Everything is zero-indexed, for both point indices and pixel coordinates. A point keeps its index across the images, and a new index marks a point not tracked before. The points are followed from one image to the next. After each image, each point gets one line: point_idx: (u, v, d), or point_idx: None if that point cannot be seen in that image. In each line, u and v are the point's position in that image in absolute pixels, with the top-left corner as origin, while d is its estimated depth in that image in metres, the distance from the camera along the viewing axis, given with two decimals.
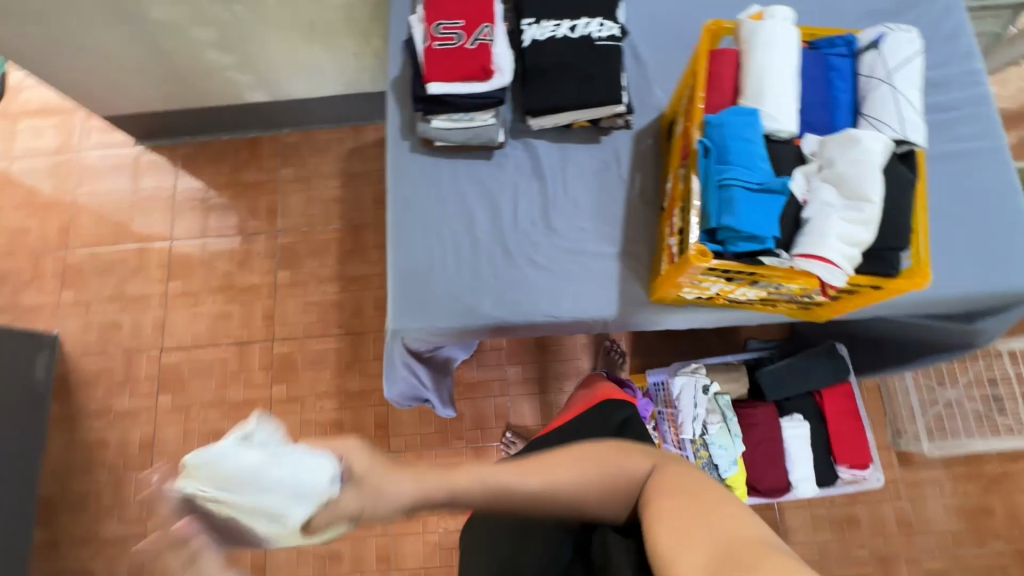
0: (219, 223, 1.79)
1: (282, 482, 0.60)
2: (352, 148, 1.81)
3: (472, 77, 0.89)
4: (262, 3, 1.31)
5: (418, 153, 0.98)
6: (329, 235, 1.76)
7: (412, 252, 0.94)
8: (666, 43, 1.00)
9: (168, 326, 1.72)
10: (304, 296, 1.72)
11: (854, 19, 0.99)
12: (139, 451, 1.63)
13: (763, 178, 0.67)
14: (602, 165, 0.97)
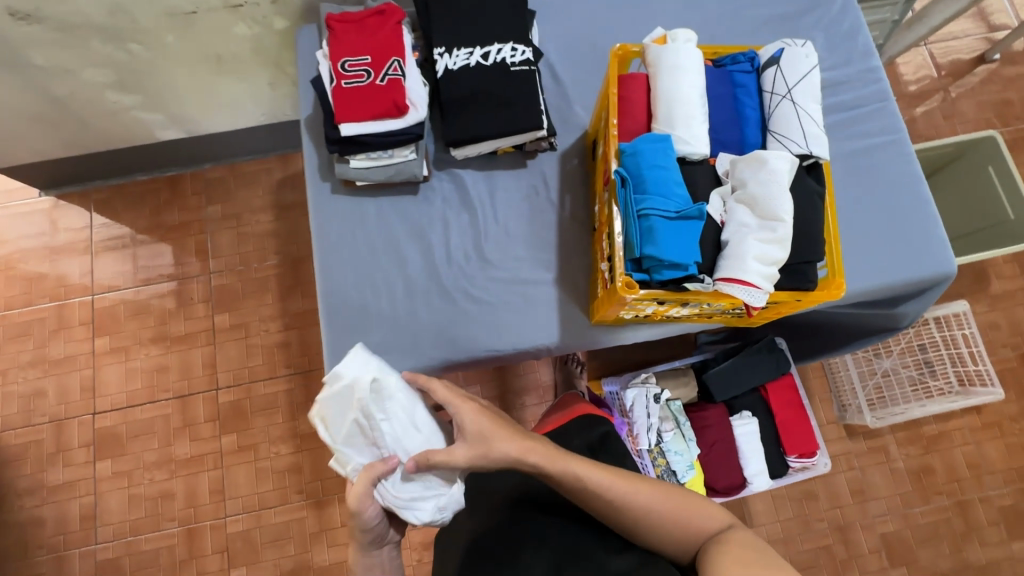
0: (145, 270, 1.68)
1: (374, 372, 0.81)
2: (282, 178, 1.74)
3: (386, 114, 0.86)
4: (160, 39, 1.23)
5: (341, 194, 0.94)
6: (266, 271, 1.68)
7: (344, 298, 0.90)
8: (582, 61, 1.00)
9: (99, 386, 1.60)
10: (246, 339, 1.64)
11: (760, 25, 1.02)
12: (81, 525, 1.52)
13: (680, 204, 0.67)
14: (530, 189, 0.96)
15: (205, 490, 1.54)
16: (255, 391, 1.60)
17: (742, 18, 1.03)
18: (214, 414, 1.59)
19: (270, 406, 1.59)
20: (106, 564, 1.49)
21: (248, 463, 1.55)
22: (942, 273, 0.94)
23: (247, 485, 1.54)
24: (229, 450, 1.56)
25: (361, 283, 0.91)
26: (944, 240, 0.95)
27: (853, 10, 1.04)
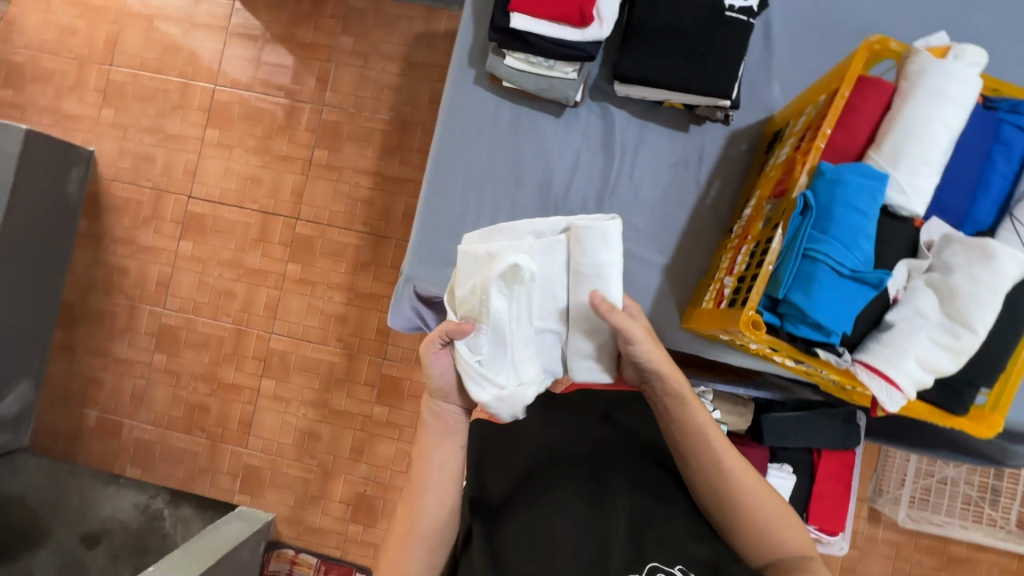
0: (266, 79, 1.68)
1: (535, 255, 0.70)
2: (420, 34, 1.64)
3: (565, 19, 0.74)
4: None
5: (482, 88, 0.86)
6: (375, 124, 1.65)
7: (447, 199, 0.86)
8: (805, 37, 0.84)
9: (199, 174, 1.69)
10: (336, 182, 1.65)
11: None
12: (156, 287, 1.69)
13: (858, 263, 0.56)
14: (680, 158, 0.85)
15: (261, 303, 1.66)
16: (329, 234, 1.65)
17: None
18: (288, 239, 1.66)
19: (337, 254, 1.64)
20: (168, 328, 1.68)
21: (303, 296, 1.65)
22: None
23: (296, 313, 1.65)
24: (290, 277, 1.65)
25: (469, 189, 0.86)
26: None
27: None
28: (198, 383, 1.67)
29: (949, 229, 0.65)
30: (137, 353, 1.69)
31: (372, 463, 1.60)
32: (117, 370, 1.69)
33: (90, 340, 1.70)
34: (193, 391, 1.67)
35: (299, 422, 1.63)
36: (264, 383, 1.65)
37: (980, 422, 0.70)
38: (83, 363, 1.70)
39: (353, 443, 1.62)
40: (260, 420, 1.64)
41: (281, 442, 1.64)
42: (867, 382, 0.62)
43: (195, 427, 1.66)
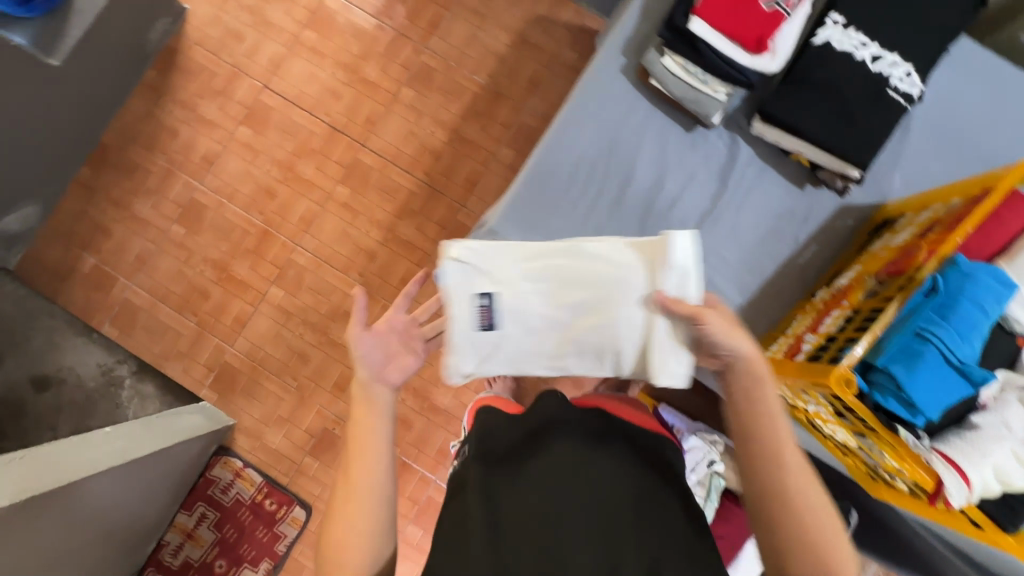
0: (380, 3, 1.67)
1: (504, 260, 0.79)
2: (542, 16, 1.65)
3: (741, 43, 0.75)
4: None
5: (626, 78, 0.86)
6: (469, 84, 1.65)
7: (556, 170, 0.86)
8: (939, 142, 0.86)
9: (282, 69, 1.66)
10: (412, 125, 1.64)
11: None
12: (199, 161, 1.64)
13: (965, 357, 0.59)
14: (787, 212, 0.86)
15: (298, 212, 1.63)
16: (387, 171, 1.63)
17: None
18: (346, 161, 1.64)
19: (389, 192, 1.62)
20: (197, 204, 1.63)
21: (341, 221, 1.62)
22: None
23: (329, 235, 1.62)
24: (335, 198, 1.63)
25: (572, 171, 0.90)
26: None
27: None
28: (206, 267, 1.62)
29: None
30: (157, 217, 1.63)
31: (350, 404, 1.57)
32: (129, 227, 1.63)
33: (115, 188, 1.64)
34: (198, 273, 1.62)
35: (292, 340, 1.59)
36: (272, 291, 1.61)
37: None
38: (98, 208, 1.64)
39: (338, 380, 1.58)
40: (255, 325, 1.60)
41: (268, 354, 1.59)
42: (940, 471, 0.62)
43: (187, 310, 1.61)
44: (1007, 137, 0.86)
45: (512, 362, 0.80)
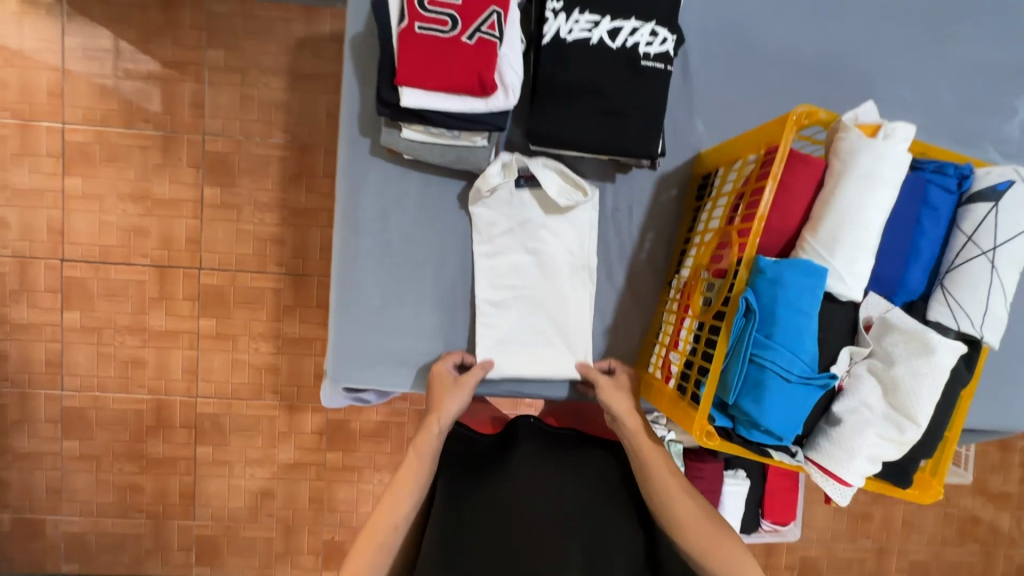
0: (125, 110, 1.43)
1: (519, 326, 0.88)
2: (303, 39, 1.43)
3: (462, 86, 0.69)
4: None
5: (380, 158, 0.82)
6: (269, 150, 1.46)
7: (375, 290, 0.85)
8: (736, 75, 0.88)
9: (68, 232, 1.45)
10: (236, 222, 1.47)
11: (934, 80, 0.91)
12: (46, 369, 1.47)
13: (805, 370, 0.62)
14: (613, 215, 0.87)
15: (178, 367, 1.49)
16: (240, 282, 1.48)
17: (939, 68, 0.92)
18: (193, 293, 1.48)
19: (254, 302, 1.49)
20: (72, 411, 1.49)
21: (224, 352, 1.50)
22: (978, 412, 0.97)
23: (221, 373, 1.50)
24: (205, 334, 1.49)
25: (389, 246, 0.84)
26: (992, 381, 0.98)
27: None
28: (123, 463, 1.51)
29: (890, 313, 0.69)
30: (42, 444, 1.49)
31: (334, 510, 1.55)
32: (22, 467, 1.49)
33: None
34: (118, 472, 1.51)
35: (248, 483, 1.53)
36: (201, 451, 1.52)
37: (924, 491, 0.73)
38: None
39: (310, 494, 1.55)
40: (203, 490, 1.53)
41: (232, 507, 1.54)
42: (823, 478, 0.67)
43: (131, 510, 1.52)
44: (798, 32, 0.89)
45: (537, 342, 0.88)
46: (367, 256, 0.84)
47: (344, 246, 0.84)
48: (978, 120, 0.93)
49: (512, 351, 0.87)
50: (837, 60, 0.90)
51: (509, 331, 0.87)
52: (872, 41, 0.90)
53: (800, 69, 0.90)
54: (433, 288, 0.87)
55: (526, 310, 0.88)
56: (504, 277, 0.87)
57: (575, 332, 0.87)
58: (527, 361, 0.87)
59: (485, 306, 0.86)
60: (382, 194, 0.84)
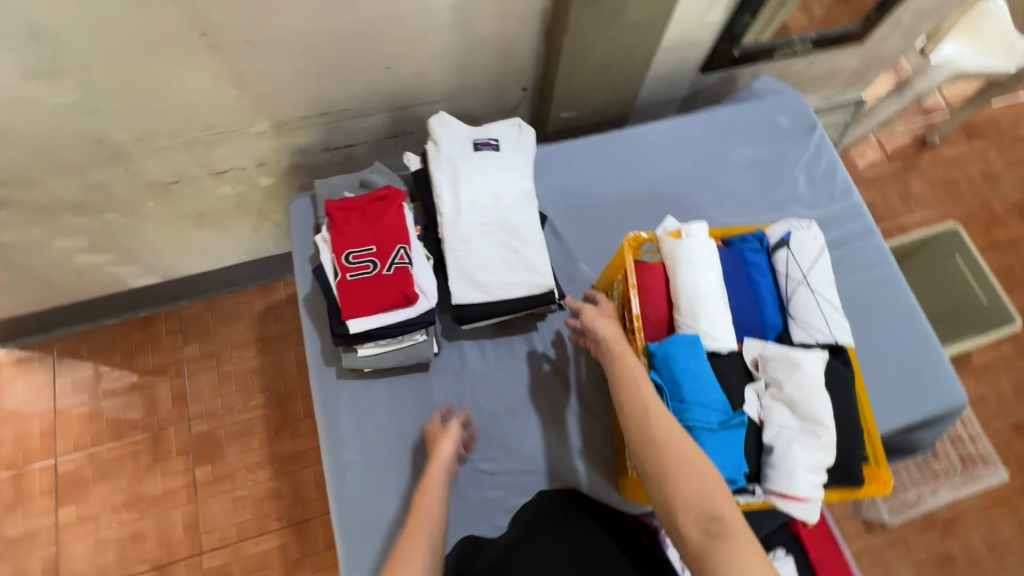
0: (114, 424, 1.56)
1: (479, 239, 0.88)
2: (264, 310, 1.68)
3: (392, 305, 0.82)
4: (139, 207, 1.16)
5: (346, 379, 0.90)
6: (251, 412, 1.58)
7: (362, 498, 0.85)
8: (584, 216, 1.04)
9: (63, 566, 1.43)
10: (231, 491, 1.51)
11: (741, 168, 1.09)
12: None
13: (722, 414, 0.65)
14: (542, 355, 0.94)
15: None
16: (243, 552, 1.46)
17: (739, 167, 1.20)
18: None
19: (261, 568, 1.45)
20: None
21: None
22: (954, 405, 0.95)
23: None
24: None
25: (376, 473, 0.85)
26: (950, 370, 0.97)
27: (828, 149, 1.11)
28: None
29: (763, 342, 0.72)
30: None
31: None
32: None
33: None
34: None
35: None
36: None
37: (876, 481, 0.68)
38: None
39: None
40: None
41: None
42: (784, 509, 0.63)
43: None
44: (614, 181, 1.07)
45: (500, 270, 0.88)
46: (357, 488, 0.85)
47: (331, 467, 0.86)
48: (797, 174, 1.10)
49: (492, 255, 0.88)
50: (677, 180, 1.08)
51: (487, 195, 0.89)
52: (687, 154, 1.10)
53: (631, 206, 1.06)
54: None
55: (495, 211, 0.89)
56: (483, 203, 0.89)
57: (566, 477, 0.87)
58: (494, 261, 0.88)
59: (472, 183, 0.89)
60: (347, 411, 0.88)
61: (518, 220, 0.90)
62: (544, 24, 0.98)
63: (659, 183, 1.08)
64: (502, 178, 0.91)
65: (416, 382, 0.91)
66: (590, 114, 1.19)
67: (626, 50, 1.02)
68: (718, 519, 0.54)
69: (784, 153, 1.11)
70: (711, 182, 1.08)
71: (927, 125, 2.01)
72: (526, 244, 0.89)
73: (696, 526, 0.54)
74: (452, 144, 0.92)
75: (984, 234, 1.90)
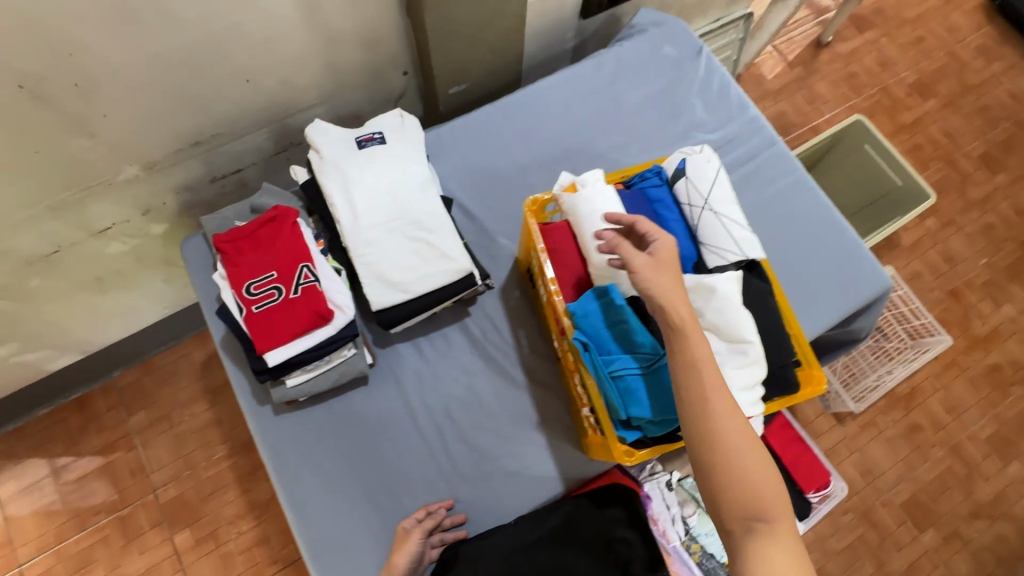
0: (75, 515, 1.47)
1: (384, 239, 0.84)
2: (206, 359, 1.60)
3: (309, 327, 0.79)
4: (26, 287, 1.06)
5: (285, 413, 0.86)
6: (219, 465, 1.52)
7: (331, 526, 0.82)
8: (493, 189, 1.01)
9: None
10: (218, 549, 1.46)
11: (638, 106, 1.08)
12: None
13: (648, 356, 0.68)
14: (481, 339, 0.92)
15: None
16: None
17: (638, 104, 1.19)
18: None
19: None
20: None
21: None
22: (881, 288, 0.99)
23: None
24: None
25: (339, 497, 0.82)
26: (871, 256, 1.00)
27: (717, 70, 1.12)
28: None
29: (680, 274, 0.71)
30: None
31: None
32: None
33: None
34: None
35: None
36: None
37: (810, 383, 0.70)
38: None
39: None
40: None
41: None
42: None
43: None
44: (517, 148, 1.04)
45: (414, 265, 0.84)
46: (323, 519, 0.82)
47: (291, 506, 0.82)
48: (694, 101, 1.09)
49: (402, 253, 0.84)
50: (580, 131, 1.06)
51: (380, 193, 0.85)
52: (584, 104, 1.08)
53: (539, 168, 1.03)
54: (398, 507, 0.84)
55: (394, 206, 0.85)
56: (379, 202, 0.85)
57: (531, 452, 0.87)
58: (405, 258, 0.84)
59: (362, 183, 0.85)
60: (294, 444, 0.85)
61: (419, 210, 0.86)
62: (403, 1, 0.93)
63: (563, 139, 1.05)
64: (393, 170, 0.86)
65: (358, 397, 0.87)
66: (480, 83, 1.15)
67: (495, 11, 0.99)
68: (769, 521, 0.56)
69: (677, 82, 1.10)
70: (613, 127, 1.07)
71: (818, 26, 2.04)
72: (433, 233, 0.85)
73: (744, 526, 0.56)
74: (332, 149, 0.87)
75: (890, 118, 1.97)
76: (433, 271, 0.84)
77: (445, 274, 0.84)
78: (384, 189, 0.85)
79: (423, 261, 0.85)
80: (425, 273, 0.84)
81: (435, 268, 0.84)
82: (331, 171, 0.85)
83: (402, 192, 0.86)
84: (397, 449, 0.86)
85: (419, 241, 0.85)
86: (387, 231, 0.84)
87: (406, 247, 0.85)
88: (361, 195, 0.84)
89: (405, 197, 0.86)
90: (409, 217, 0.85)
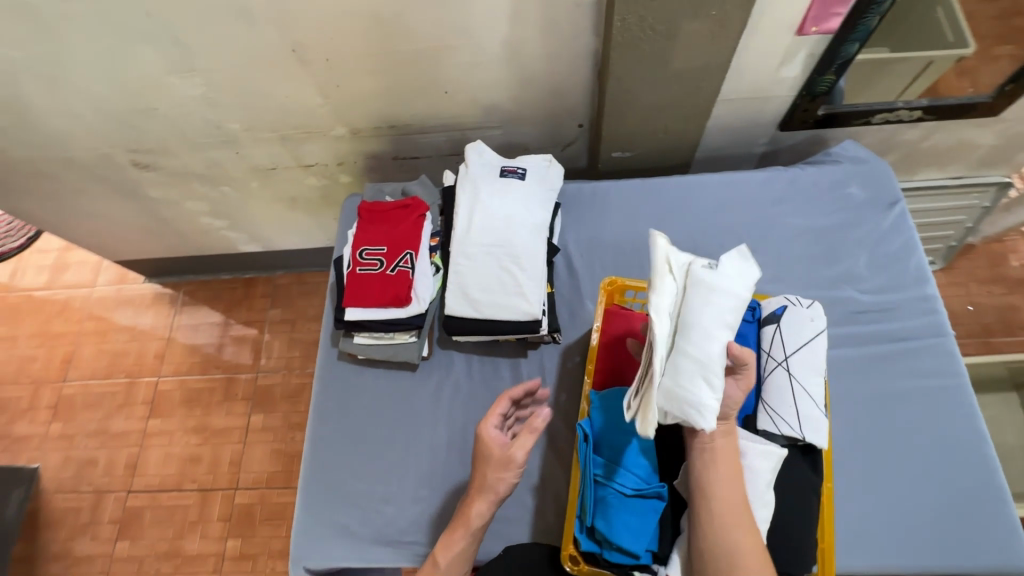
0: (205, 360, 1.85)
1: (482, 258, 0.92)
2: None
3: (388, 303, 0.91)
4: (247, 185, 1.39)
5: (344, 362, 0.99)
6: (306, 378, 1.78)
7: (328, 469, 0.92)
8: (605, 255, 1.03)
9: (140, 466, 1.73)
10: (272, 442, 1.71)
11: (794, 234, 1.00)
12: None
13: (639, 481, 0.66)
14: (524, 382, 0.94)
15: None
16: (268, 498, 1.64)
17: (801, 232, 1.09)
18: (227, 513, 1.64)
19: (276, 518, 1.62)
20: None
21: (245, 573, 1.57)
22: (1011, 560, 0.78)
23: None
24: (231, 555, 1.59)
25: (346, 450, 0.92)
26: (1012, 516, 0.80)
27: (907, 229, 0.98)
28: None
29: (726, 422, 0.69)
30: None
31: None
32: None
33: None
34: None
35: None
36: None
37: None
38: None
39: None
40: None
41: None
42: None
43: None
44: (645, 227, 1.04)
45: (494, 290, 0.91)
46: (325, 460, 0.93)
47: (311, 436, 0.95)
48: (862, 252, 0.97)
49: (490, 275, 0.91)
50: (718, 236, 1.02)
51: (497, 219, 0.93)
52: (737, 211, 1.03)
53: None
54: (383, 486, 0.90)
55: (503, 235, 0.92)
56: (493, 225, 0.93)
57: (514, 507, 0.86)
58: (491, 281, 0.91)
59: (488, 206, 0.94)
60: (337, 388, 0.97)
61: (521, 246, 0.92)
62: (596, 66, 1.01)
63: (697, 236, 1.02)
64: (518, 204, 0.94)
65: (401, 378, 0.97)
66: (645, 157, 1.18)
67: (679, 98, 1.01)
68: None
69: (852, 226, 0.99)
70: (755, 244, 1.00)
71: None
72: (523, 271, 0.91)
73: None
74: (479, 167, 0.98)
75: None
76: (507, 303, 0.90)
77: (516, 310, 0.89)
78: (503, 216, 0.93)
79: (504, 290, 0.90)
80: (501, 301, 0.90)
81: (511, 301, 0.90)
82: (470, 185, 0.96)
83: (516, 225, 0.93)
84: (408, 437, 0.93)
85: (509, 271, 0.91)
86: (487, 251, 0.92)
87: (496, 272, 0.91)
88: (482, 214, 0.93)
89: (516, 231, 0.92)
90: (511, 249, 0.91)
